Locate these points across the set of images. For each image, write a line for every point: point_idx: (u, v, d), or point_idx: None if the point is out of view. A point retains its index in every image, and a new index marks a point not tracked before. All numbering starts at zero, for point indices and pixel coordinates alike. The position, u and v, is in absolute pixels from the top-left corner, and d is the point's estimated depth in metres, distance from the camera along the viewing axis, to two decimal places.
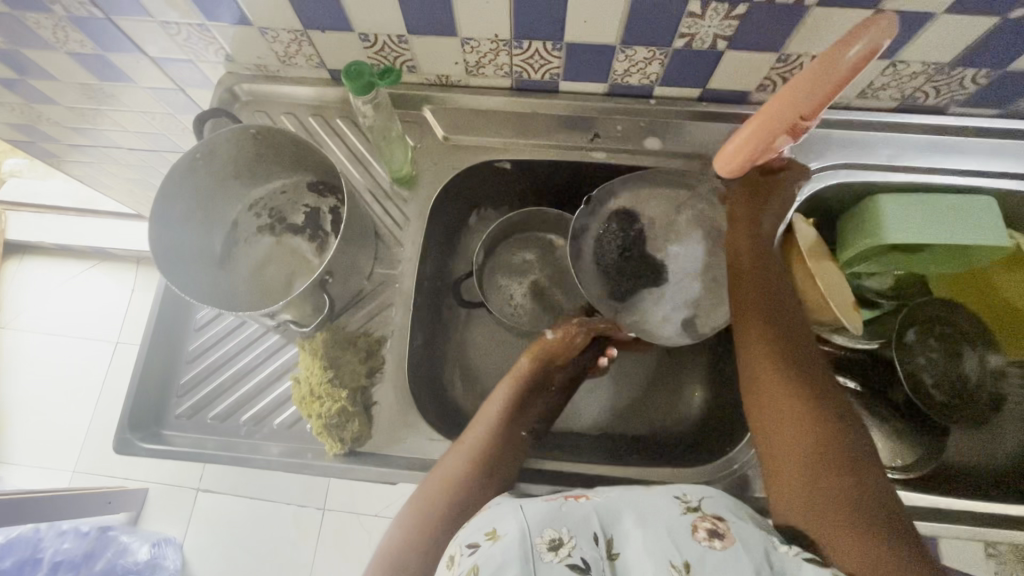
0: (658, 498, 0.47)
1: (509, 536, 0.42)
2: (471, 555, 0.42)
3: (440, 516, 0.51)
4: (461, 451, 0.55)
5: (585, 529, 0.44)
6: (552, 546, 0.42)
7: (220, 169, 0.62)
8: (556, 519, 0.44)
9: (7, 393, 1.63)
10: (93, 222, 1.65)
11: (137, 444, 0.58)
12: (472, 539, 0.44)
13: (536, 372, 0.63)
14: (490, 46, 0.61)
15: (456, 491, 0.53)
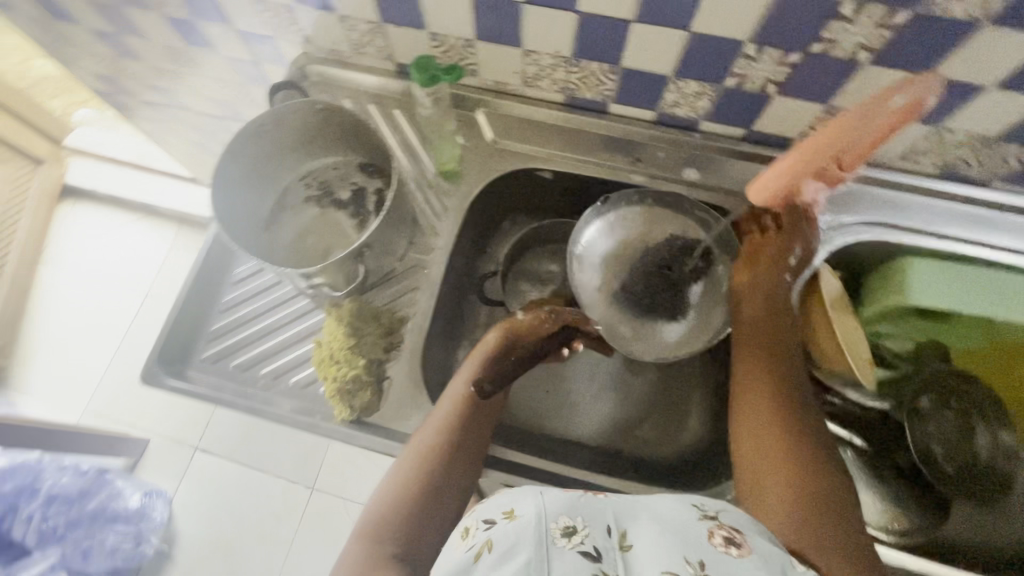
0: (674, 504, 0.47)
1: (524, 519, 0.44)
2: (486, 530, 0.45)
3: (414, 487, 0.54)
4: (431, 424, 0.58)
5: (599, 520, 0.45)
6: (567, 533, 0.43)
7: (283, 138, 0.66)
8: (575, 506, 0.45)
9: (36, 326, 1.68)
10: (149, 179, 1.77)
11: (162, 378, 0.61)
12: (490, 514, 0.47)
13: (506, 343, 0.64)
14: (550, 61, 0.65)
15: (428, 462, 0.56)
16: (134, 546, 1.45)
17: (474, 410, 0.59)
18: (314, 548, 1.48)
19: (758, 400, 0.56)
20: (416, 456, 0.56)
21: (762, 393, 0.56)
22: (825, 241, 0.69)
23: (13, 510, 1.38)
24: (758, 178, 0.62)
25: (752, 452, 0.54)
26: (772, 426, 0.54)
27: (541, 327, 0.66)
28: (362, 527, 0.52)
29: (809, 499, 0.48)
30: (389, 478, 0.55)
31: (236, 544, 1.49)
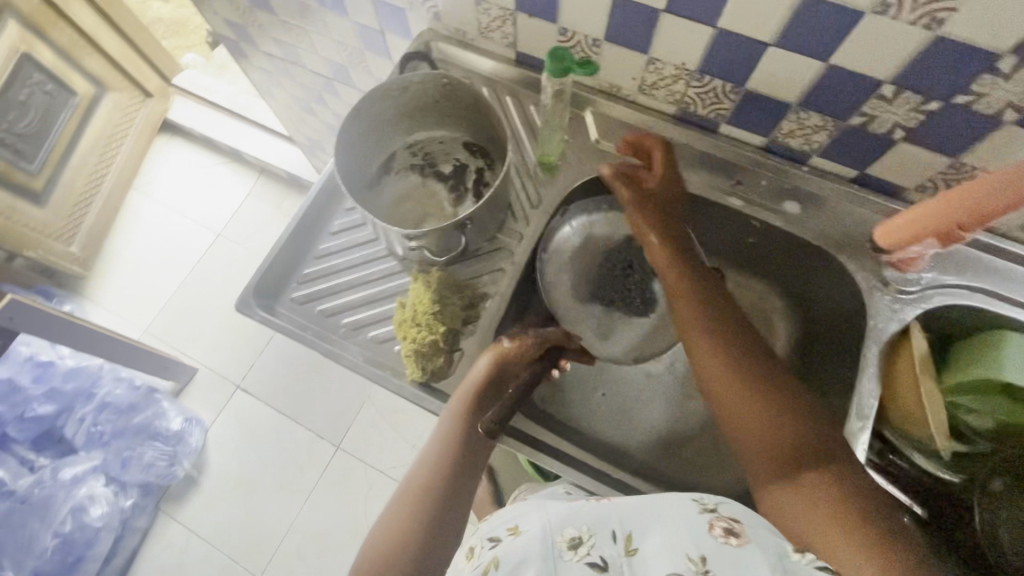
0: (673, 500, 0.46)
1: (528, 534, 0.46)
2: (491, 550, 0.47)
3: (408, 523, 0.57)
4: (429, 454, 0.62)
5: (604, 526, 0.45)
6: (572, 545, 0.44)
7: (404, 105, 0.68)
8: (577, 517, 0.46)
9: (117, 244, 1.80)
10: (241, 127, 1.87)
11: (254, 309, 0.65)
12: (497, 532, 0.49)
13: (493, 378, 0.60)
14: (672, 72, 0.65)
15: (422, 501, 0.59)
16: (167, 465, 1.52)
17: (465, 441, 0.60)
18: (329, 503, 1.53)
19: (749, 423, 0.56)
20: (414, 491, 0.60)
21: (753, 408, 0.56)
22: (921, 298, 0.66)
23: (68, 410, 1.50)
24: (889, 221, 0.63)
25: (772, 487, 0.54)
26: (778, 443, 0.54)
27: (527, 354, 0.61)
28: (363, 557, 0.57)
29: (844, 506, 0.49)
30: (388, 513, 0.59)
31: (258, 484, 1.56)
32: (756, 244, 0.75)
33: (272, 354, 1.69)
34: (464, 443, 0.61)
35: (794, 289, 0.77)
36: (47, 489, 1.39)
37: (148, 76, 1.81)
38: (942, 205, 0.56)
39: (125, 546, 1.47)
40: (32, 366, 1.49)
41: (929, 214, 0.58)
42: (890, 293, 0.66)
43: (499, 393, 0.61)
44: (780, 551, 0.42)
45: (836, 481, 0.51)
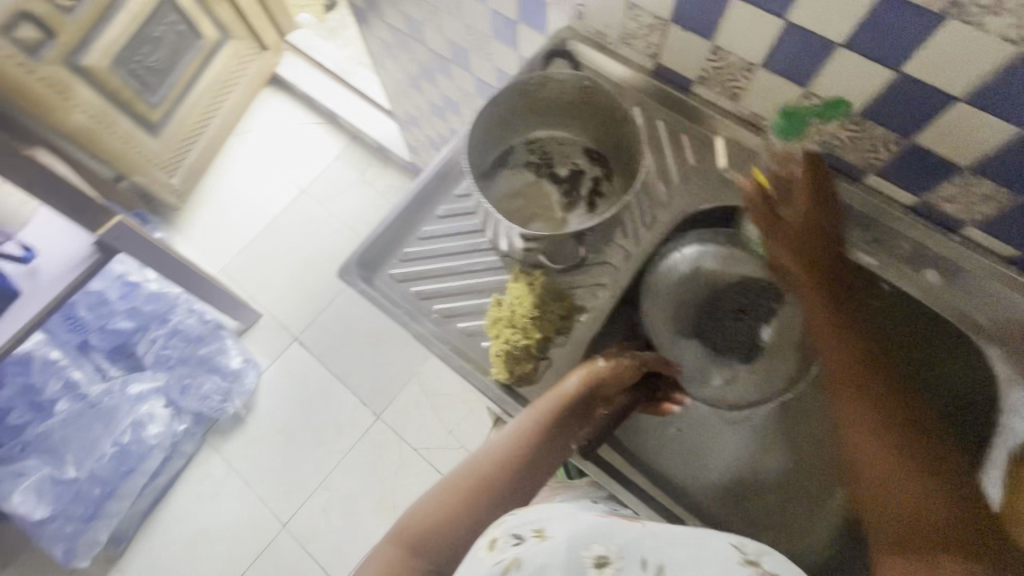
0: (713, 543, 0.46)
1: (555, 543, 0.44)
2: (514, 546, 0.44)
3: (460, 511, 0.54)
4: (493, 449, 0.58)
5: (633, 553, 0.44)
6: (598, 563, 0.43)
7: (536, 101, 0.67)
8: (605, 535, 0.45)
9: (211, 183, 1.90)
10: (343, 92, 1.93)
11: (355, 278, 0.66)
12: (518, 531, 0.46)
13: (587, 396, 0.58)
14: (829, 110, 0.61)
15: (479, 492, 0.55)
16: (221, 400, 1.59)
17: (536, 449, 0.57)
18: (361, 469, 1.57)
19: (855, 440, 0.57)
20: (473, 478, 0.56)
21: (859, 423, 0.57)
22: None
23: (144, 329, 1.59)
24: None
25: (879, 504, 0.54)
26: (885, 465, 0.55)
27: (623, 378, 0.60)
28: (402, 527, 0.54)
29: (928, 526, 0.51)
30: (435, 494, 0.56)
31: (298, 435, 1.61)
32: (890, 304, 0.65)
33: (332, 314, 1.74)
34: (539, 452, 0.57)
35: (921, 355, 0.65)
36: (114, 400, 1.48)
37: (268, 29, 1.89)
38: None
39: (170, 467, 1.55)
40: (121, 283, 1.57)
41: None
42: None
43: (584, 411, 0.59)
44: None
45: (952, 508, 0.51)
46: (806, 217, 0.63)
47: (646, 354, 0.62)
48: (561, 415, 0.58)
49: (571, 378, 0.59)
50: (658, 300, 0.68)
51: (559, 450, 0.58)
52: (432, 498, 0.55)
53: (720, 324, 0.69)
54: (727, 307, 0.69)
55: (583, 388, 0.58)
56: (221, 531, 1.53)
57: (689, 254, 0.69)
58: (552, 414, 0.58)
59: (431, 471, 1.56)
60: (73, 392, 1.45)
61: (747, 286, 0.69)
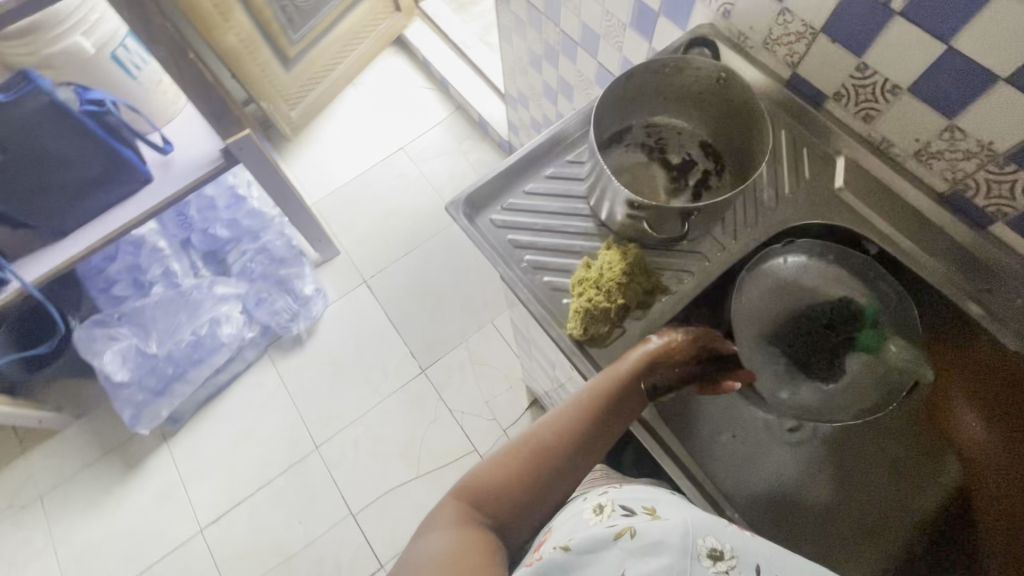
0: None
1: (668, 522, 0.51)
2: (625, 517, 0.54)
3: (520, 471, 0.60)
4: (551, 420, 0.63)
5: (747, 558, 0.49)
6: (712, 554, 0.49)
7: (667, 86, 0.69)
8: (722, 533, 0.51)
9: (322, 123, 2.04)
10: (459, 63, 2.02)
11: (460, 214, 0.71)
12: (636, 508, 0.55)
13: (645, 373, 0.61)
14: (969, 147, 0.59)
15: (537, 456, 0.61)
16: (289, 319, 1.72)
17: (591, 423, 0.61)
18: (397, 415, 1.64)
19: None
20: (531, 443, 0.62)
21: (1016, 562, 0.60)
22: None
23: (237, 241, 1.74)
24: None
25: None
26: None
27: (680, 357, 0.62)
28: (469, 480, 0.61)
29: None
30: (498, 456, 0.62)
31: (348, 369, 1.71)
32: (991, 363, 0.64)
33: (403, 267, 1.83)
34: (593, 422, 0.62)
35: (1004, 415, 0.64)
36: (199, 295, 1.63)
37: None
38: None
39: (232, 368, 1.68)
40: (229, 195, 1.73)
41: None
42: None
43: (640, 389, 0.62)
44: None
45: None
46: (977, 377, 0.65)
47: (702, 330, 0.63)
48: (618, 390, 0.61)
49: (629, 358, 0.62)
50: (746, 298, 0.67)
51: (614, 421, 0.62)
52: (495, 457, 0.62)
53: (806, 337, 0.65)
54: (818, 322, 0.66)
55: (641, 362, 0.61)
56: (263, 437, 1.64)
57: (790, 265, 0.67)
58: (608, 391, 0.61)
59: (461, 434, 1.61)
60: (169, 280, 1.63)
61: (844, 309, 0.65)
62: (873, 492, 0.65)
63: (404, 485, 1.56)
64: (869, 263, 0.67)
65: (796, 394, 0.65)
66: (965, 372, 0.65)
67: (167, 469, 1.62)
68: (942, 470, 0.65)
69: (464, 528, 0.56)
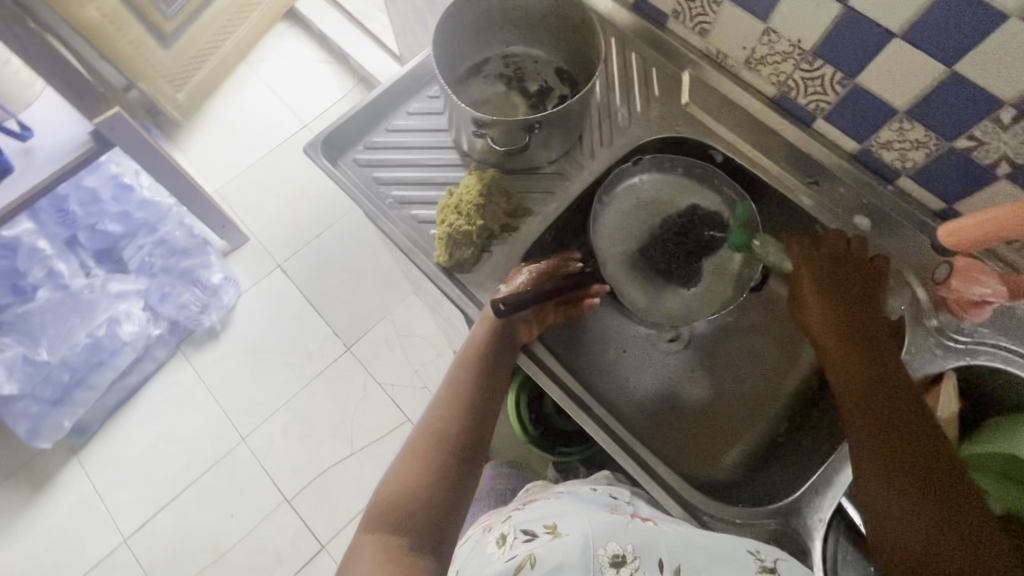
0: (736, 551, 0.54)
1: (567, 538, 0.53)
2: (528, 543, 0.54)
3: (425, 473, 0.58)
4: (442, 405, 0.63)
5: (650, 554, 0.52)
6: (614, 561, 0.51)
7: (512, 11, 0.70)
8: (620, 537, 0.53)
9: (216, 105, 1.93)
10: (357, 34, 1.96)
11: (319, 155, 0.69)
12: (533, 529, 0.56)
13: (511, 326, 0.64)
14: (785, 48, 0.63)
15: (436, 449, 0.59)
16: (198, 311, 1.63)
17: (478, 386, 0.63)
18: (326, 397, 1.61)
19: (887, 519, 0.52)
20: (426, 441, 0.60)
21: (898, 504, 0.52)
22: (969, 352, 0.62)
23: (132, 235, 1.63)
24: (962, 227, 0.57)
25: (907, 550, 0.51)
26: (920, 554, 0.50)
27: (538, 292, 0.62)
28: (372, 516, 0.55)
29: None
30: (403, 467, 0.59)
31: (269, 357, 1.65)
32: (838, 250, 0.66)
33: (318, 247, 1.78)
34: (476, 391, 0.63)
35: None
36: (94, 294, 1.53)
37: None
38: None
39: (141, 370, 1.59)
40: (115, 185, 1.63)
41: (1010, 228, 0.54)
42: (938, 338, 0.62)
43: (508, 336, 0.64)
44: None
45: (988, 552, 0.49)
46: (834, 262, 0.64)
47: (545, 262, 0.64)
48: (488, 350, 0.63)
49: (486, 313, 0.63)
50: (603, 220, 0.70)
51: (496, 379, 0.64)
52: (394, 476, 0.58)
53: (659, 246, 0.70)
54: (670, 232, 0.70)
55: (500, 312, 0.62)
56: (183, 436, 1.57)
57: (638, 182, 0.72)
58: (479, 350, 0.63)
59: (394, 408, 1.60)
60: (56, 283, 1.51)
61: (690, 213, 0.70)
62: (737, 393, 0.74)
63: (338, 464, 1.54)
64: (712, 170, 0.71)
65: (664, 302, 0.71)
66: (814, 260, 0.65)
67: (81, 483, 1.52)
68: (798, 357, 0.74)
69: (387, 564, 0.50)
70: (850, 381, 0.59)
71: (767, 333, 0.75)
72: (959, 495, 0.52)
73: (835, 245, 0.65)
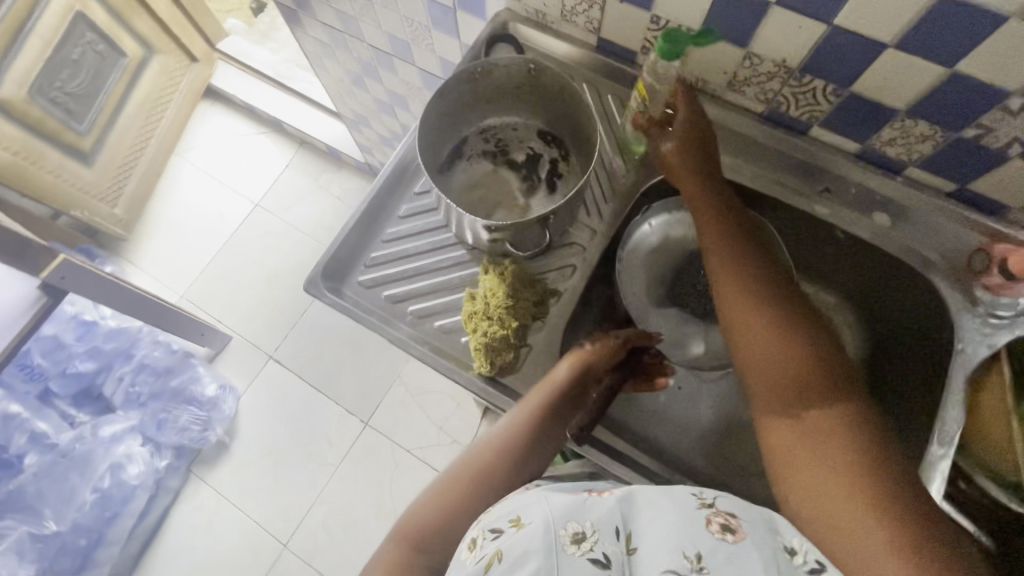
0: (673, 491, 0.44)
1: (529, 527, 0.42)
2: (493, 541, 0.43)
3: (460, 504, 0.53)
4: (491, 439, 0.58)
5: (608, 523, 0.42)
6: (574, 540, 0.41)
7: (483, 89, 0.66)
8: (581, 510, 0.43)
9: (157, 208, 1.82)
10: (283, 97, 1.86)
11: (322, 290, 0.64)
12: (496, 524, 0.45)
13: (581, 380, 0.60)
14: (769, 69, 0.62)
15: (481, 478, 0.55)
16: (201, 430, 1.55)
17: (539, 434, 0.57)
18: (357, 479, 1.55)
19: (780, 387, 0.50)
20: (470, 470, 0.56)
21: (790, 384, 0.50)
22: (1016, 323, 0.62)
23: (108, 369, 1.54)
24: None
25: (779, 403, 0.50)
26: (809, 433, 0.47)
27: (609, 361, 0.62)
28: (406, 526, 0.53)
29: (881, 501, 0.41)
30: (436, 489, 0.55)
31: (288, 454, 1.58)
32: (843, 253, 0.71)
33: (305, 328, 1.70)
34: (535, 440, 0.57)
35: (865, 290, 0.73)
36: (86, 445, 1.42)
37: (196, 40, 1.80)
38: None
39: (158, 505, 1.50)
40: (76, 324, 1.52)
41: None
42: (978, 315, 0.63)
43: (578, 395, 0.60)
44: (771, 533, 0.41)
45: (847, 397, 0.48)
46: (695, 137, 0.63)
47: (625, 332, 0.65)
48: (554, 400, 0.58)
49: (560, 365, 0.60)
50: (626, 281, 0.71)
51: (556, 431, 0.58)
52: (428, 496, 0.54)
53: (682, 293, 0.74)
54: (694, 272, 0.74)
55: (575, 373, 0.60)
56: (221, 561, 1.49)
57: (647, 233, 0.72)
58: (545, 401, 0.59)
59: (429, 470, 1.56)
60: (42, 444, 1.39)
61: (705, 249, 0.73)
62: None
63: None
64: None
65: (709, 342, 0.73)
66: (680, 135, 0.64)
67: None
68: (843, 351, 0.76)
69: None
70: (734, 273, 0.57)
71: None
72: (816, 337, 0.52)
73: (701, 136, 0.63)
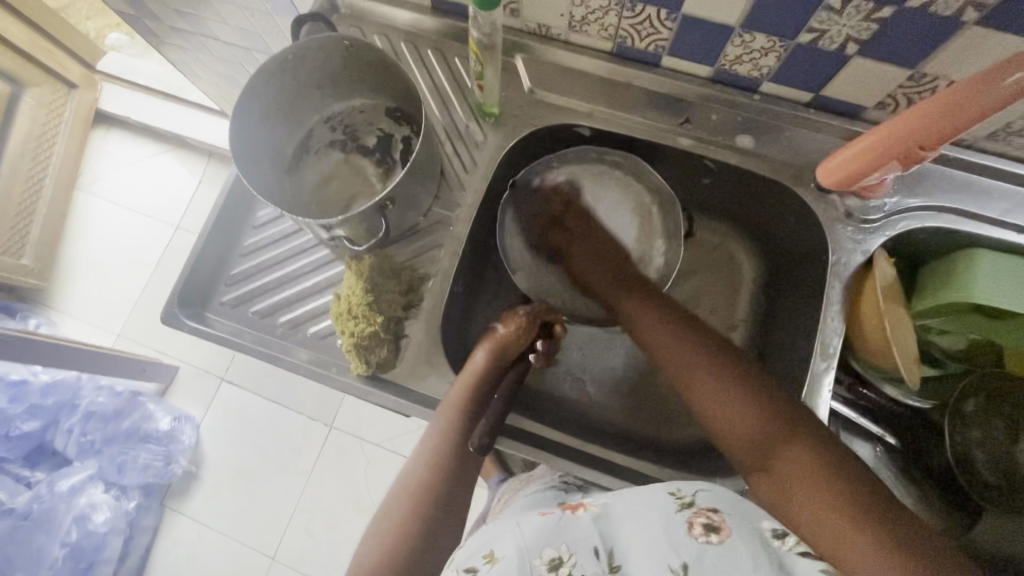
0: (654, 497, 0.45)
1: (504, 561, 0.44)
2: None
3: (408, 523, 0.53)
4: (421, 455, 0.58)
5: (586, 543, 0.44)
6: (552, 566, 0.43)
7: (308, 76, 0.61)
8: (553, 535, 0.45)
9: (70, 249, 1.73)
10: (178, 108, 1.74)
11: (182, 320, 0.61)
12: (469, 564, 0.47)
13: (490, 369, 0.61)
14: (600, 3, 0.58)
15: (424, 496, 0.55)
16: (164, 464, 1.52)
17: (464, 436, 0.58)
18: (331, 485, 1.52)
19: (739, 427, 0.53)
20: (409, 491, 0.56)
21: (729, 399, 0.54)
22: (885, 225, 0.62)
23: (55, 423, 1.50)
24: (831, 161, 0.59)
25: (742, 446, 0.53)
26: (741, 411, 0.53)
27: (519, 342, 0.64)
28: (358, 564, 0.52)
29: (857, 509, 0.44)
30: (380, 522, 0.54)
31: (258, 471, 1.54)
32: (712, 183, 0.71)
33: None
34: (463, 451, 0.58)
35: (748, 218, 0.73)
36: (46, 503, 1.40)
37: (69, 64, 1.66)
38: (908, 121, 0.51)
39: (137, 545, 1.47)
40: (6, 386, 1.47)
41: (896, 129, 0.52)
42: (853, 224, 0.62)
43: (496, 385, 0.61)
44: (754, 527, 0.42)
45: (792, 420, 0.52)
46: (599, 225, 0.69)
47: (529, 307, 0.67)
48: (473, 395, 0.59)
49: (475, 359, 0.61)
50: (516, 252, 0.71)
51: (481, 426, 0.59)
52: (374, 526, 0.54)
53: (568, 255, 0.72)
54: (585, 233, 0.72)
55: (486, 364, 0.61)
56: None
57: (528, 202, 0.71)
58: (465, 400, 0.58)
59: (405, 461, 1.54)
60: None
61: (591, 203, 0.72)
62: None
63: None
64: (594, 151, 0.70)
65: None
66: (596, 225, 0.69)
67: None
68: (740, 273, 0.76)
69: None
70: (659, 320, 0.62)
71: (707, 284, 0.77)
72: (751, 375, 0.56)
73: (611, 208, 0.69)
